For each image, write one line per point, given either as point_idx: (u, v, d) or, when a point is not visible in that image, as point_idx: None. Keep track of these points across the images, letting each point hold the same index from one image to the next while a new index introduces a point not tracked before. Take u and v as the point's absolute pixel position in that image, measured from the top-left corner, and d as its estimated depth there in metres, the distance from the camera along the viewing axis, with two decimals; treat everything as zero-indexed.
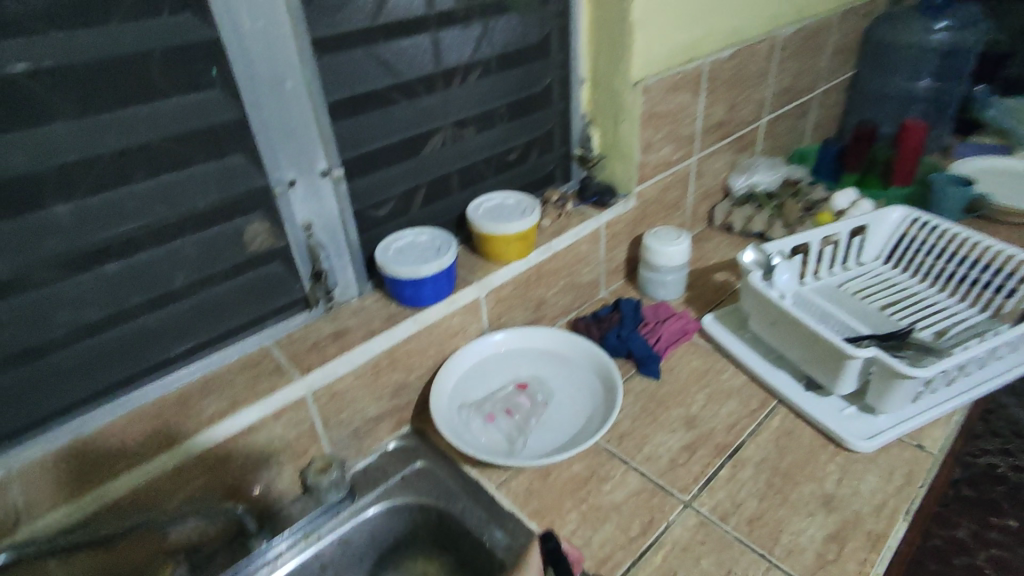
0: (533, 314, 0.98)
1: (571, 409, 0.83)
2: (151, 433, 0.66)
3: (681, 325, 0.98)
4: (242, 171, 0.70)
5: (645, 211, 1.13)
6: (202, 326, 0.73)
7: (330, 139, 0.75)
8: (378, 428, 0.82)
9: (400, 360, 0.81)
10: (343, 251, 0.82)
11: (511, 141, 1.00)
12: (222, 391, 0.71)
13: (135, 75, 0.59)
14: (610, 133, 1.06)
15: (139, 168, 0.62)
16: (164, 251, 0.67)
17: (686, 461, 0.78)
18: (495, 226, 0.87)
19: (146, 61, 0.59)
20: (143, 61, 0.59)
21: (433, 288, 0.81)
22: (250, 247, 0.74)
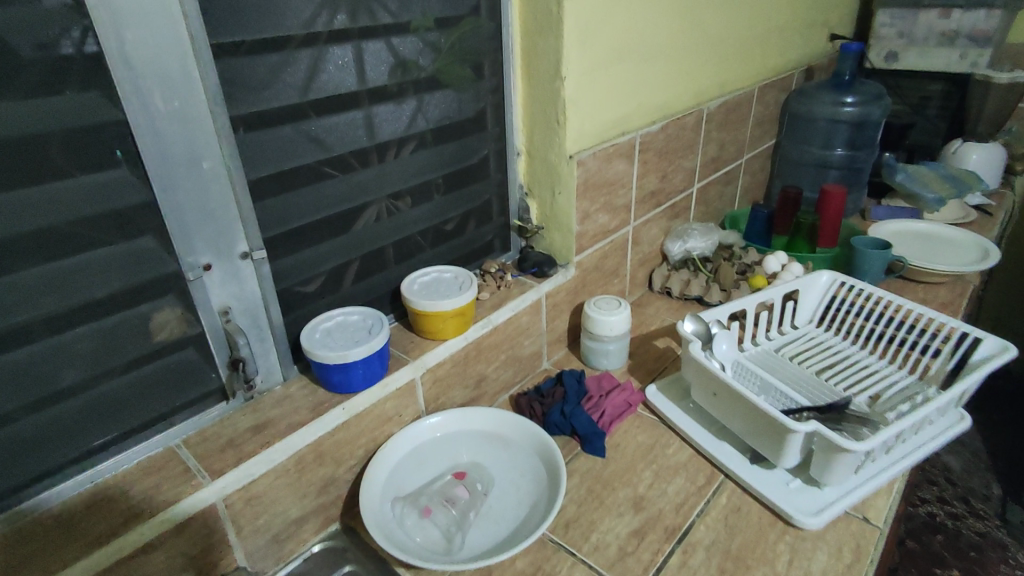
0: (474, 391, 0.94)
1: (514, 497, 0.78)
2: (22, 561, 0.57)
3: (625, 397, 0.96)
4: (150, 255, 0.64)
5: (585, 279, 1.12)
6: (96, 427, 0.65)
7: (251, 219, 0.71)
8: (302, 530, 0.75)
9: (328, 453, 0.75)
10: (264, 335, 0.77)
11: (448, 212, 0.99)
12: (118, 503, 0.63)
13: (24, 158, 0.54)
14: (548, 204, 1.06)
15: (24, 256, 0.56)
16: (52, 346, 0.60)
17: (636, 548, 0.74)
18: (431, 303, 0.84)
19: (38, 143, 0.54)
20: (34, 143, 0.54)
21: (363, 372, 0.76)
22: (157, 336, 0.68)
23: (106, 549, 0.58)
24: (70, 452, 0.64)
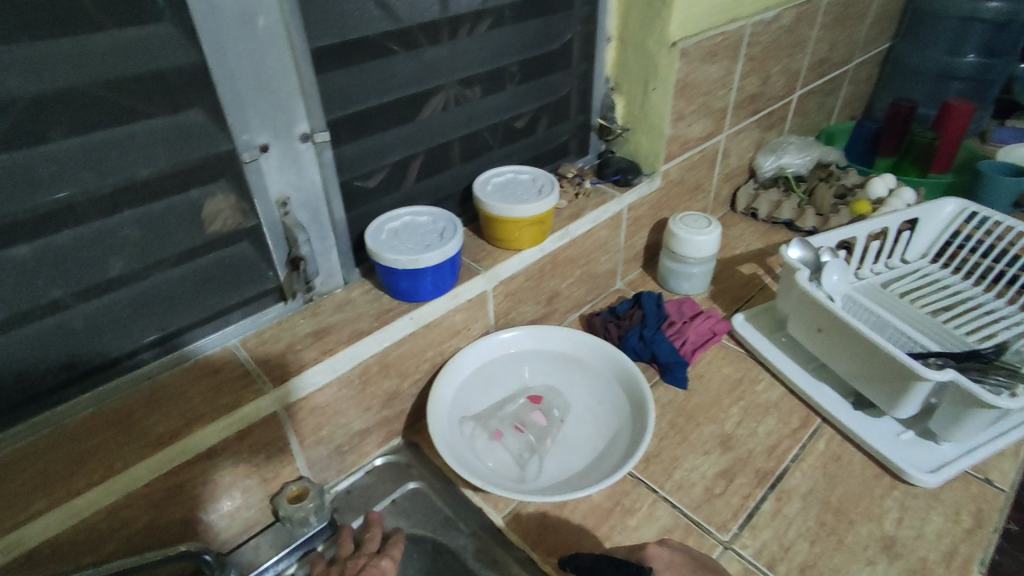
0: (544, 308, 0.86)
1: (591, 426, 0.72)
2: (81, 459, 0.53)
3: (710, 326, 0.87)
4: (201, 131, 0.55)
5: (669, 192, 1.00)
6: (148, 322, 0.59)
7: (313, 95, 0.60)
8: (364, 443, 0.70)
9: (393, 366, 0.68)
10: (325, 232, 0.68)
11: (522, 106, 0.85)
12: (174, 405, 0.58)
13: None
14: (638, 102, 0.92)
15: (57, 122, 0.47)
16: (94, 230, 0.52)
17: (723, 491, 0.67)
18: (508, 207, 0.74)
19: None
20: None
21: (434, 280, 0.68)
22: (211, 227, 0.60)
23: (167, 452, 0.54)
24: (123, 346, 0.58)
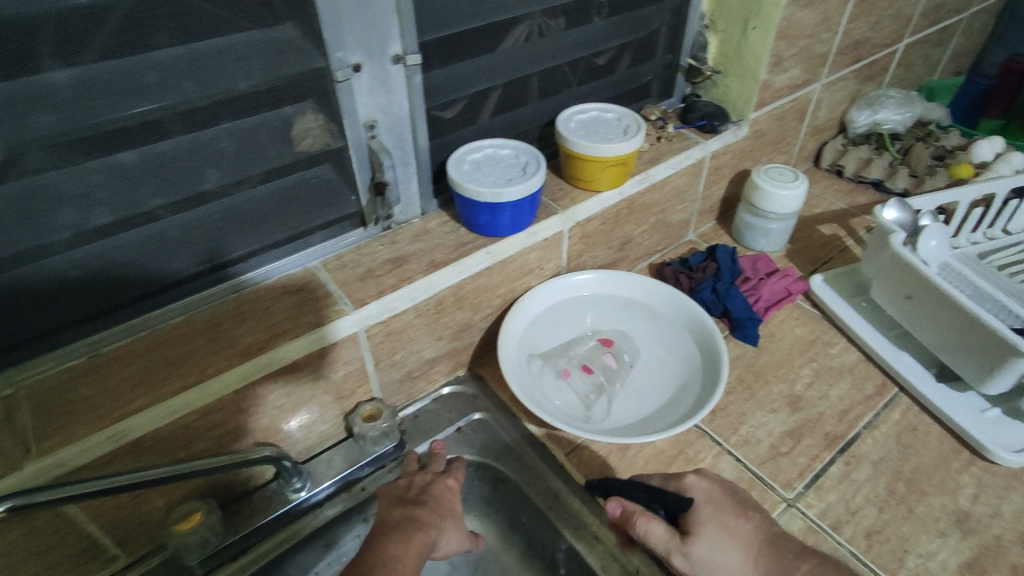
0: (615, 254, 0.84)
1: (659, 373, 0.71)
2: (177, 364, 0.56)
3: (785, 285, 0.84)
4: (298, 47, 0.54)
5: (754, 142, 0.95)
6: (237, 237, 0.60)
7: (408, 13, 0.58)
8: (432, 371, 0.72)
9: (467, 299, 0.69)
10: (408, 160, 0.68)
11: (609, 41, 0.81)
12: (261, 319, 0.60)
13: None
14: (734, 43, 0.86)
15: (165, 28, 0.46)
16: (194, 141, 0.53)
17: (790, 450, 0.67)
18: (592, 145, 0.71)
19: None
20: None
21: (512, 216, 0.67)
22: (300, 146, 0.60)
23: (257, 361, 0.56)
24: (211, 259, 0.60)
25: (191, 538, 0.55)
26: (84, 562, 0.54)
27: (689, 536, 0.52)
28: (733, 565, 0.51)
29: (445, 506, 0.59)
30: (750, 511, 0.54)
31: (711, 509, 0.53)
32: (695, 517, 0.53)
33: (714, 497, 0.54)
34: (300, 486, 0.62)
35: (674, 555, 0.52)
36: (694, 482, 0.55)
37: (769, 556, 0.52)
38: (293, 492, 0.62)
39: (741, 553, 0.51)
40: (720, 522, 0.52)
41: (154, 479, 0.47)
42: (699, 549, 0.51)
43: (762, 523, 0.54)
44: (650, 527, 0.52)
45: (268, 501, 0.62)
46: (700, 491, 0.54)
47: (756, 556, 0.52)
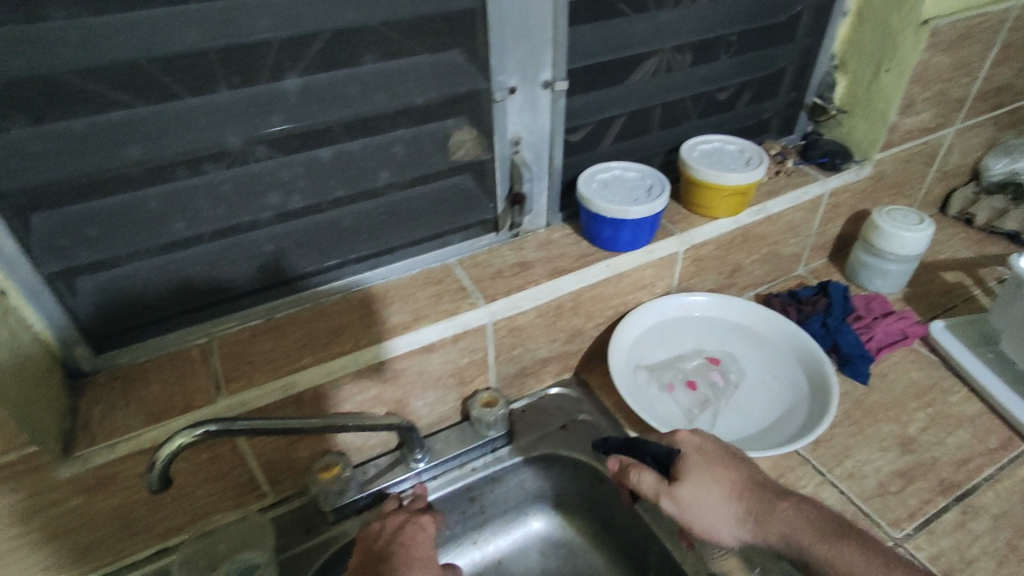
0: (724, 280, 0.87)
1: (764, 397, 0.73)
2: (336, 333, 0.64)
3: (901, 327, 0.82)
4: (465, 70, 0.63)
5: (877, 183, 0.94)
6: (391, 230, 0.69)
7: (562, 45, 0.65)
8: (543, 371, 0.77)
9: (584, 306, 0.74)
10: (543, 175, 0.75)
11: (736, 77, 0.85)
12: (405, 303, 0.68)
13: None
14: (863, 84, 0.87)
15: (369, 49, 0.56)
16: (374, 144, 0.62)
17: (899, 490, 0.66)
18: (714, 173, 0.75)
19: None
20: None
21: (633, 233, 0.72)
22: (454, 155, 0.68)
23: (402, 339, 0.64)
24: (369, 248, 0.69)
25: (331, 485, 0.64)
26: (241, 495, 0.63)
27: (677, 480, 0.57)
28: (717, 506, 0.57)
29: (414, 555, 0.57)
30: (737, 461, 0.59)
31: (699, 458, 0.58)
32: (683, 465, 0.58)
33: (703, 448, 0.59)
34: (420, 457, 0.69)
35: (662, 499, 0.57)
36: (686, 435, 0.60)
37: (752, 497, 0.56)
38: (413, 463, 0.69)
39: (726, 494, 0.57)
40: (706, 469, 0.57)
41: (315, 426, 0.55)
42: (685, 492, 0.57)
43: (749, 471, 0.58)
44: (642, 477, 0.58)
45: (391, 467, 0.69)
46: (690, 443, 0.59)
47: (740, 498, 0.57)
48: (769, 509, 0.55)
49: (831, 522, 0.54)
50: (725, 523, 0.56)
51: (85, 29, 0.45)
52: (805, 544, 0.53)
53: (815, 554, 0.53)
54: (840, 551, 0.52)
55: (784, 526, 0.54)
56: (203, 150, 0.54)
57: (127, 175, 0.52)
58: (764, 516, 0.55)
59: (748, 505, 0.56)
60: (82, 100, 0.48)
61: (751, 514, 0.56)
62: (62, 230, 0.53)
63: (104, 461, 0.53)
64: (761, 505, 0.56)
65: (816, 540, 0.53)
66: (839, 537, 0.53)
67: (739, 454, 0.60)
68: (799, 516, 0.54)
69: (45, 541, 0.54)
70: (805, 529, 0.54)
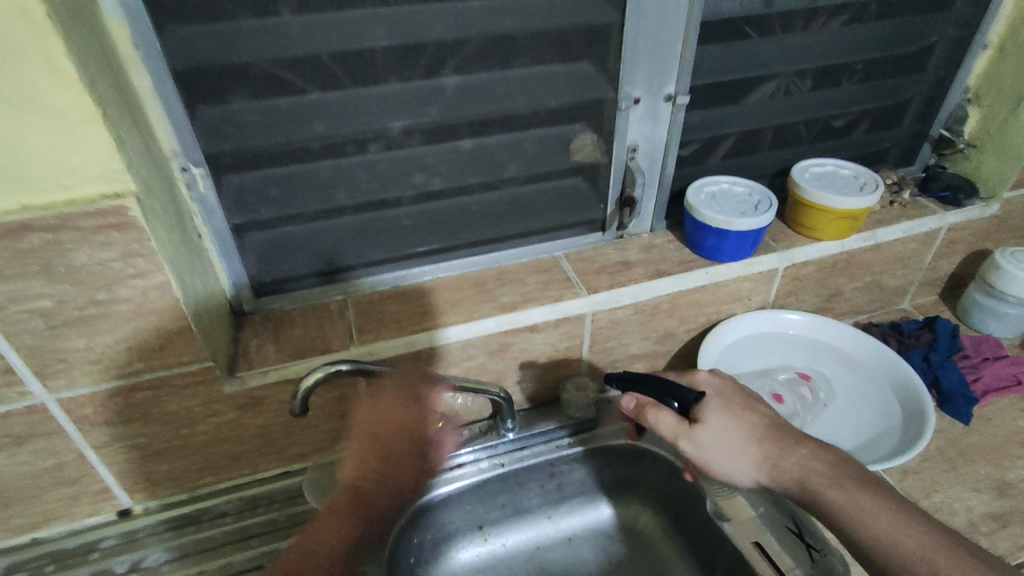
0: (823, 303, 0.87)
1: (853, 419, 0.74)
2: (452, 305, 0.72)
3: (1012, 372, 0.80)
4: (596, 80, 0.69)
5: (1003, 223, 0.91)
6: (510, 219, 0.76)
7: (689, 62, 0.70)
8: (632, 367, 0.81)
9: (679, 309, 0.78)
10: (654, 182, 0.79)
11: (859, 104, 0.85)
12: (515, 286, 0.75)
13: None
14: (999, 119, 0.85)
15: (518, 55, 0.64)
16: (508, 140, 0.70)
17: (991, 531, 0.64)
18: (824, 196, 0.76)
19: None
20: None
21: (735, 245, 0.75)
22: (575, 156, 0.74)
23: (509, 316, 0.70)
24: (487, 233, 0.76)
25: (433, 438, 0.71)
26: None
27: (696, 422, 0.59)
28: (734, 446, 0.59)
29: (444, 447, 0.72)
30: (756, 406, 0.61)
31: (720, 401, 0.61)
32: (703, 407, 0.60)
33: (721, 391, 0.62)
34: (511, 427, 0.75)
35: (680, 440, 0.60)
36: (704, 379, 0.64)
37: (771, 439, 0.59)
38: (504, 432, 0.75)
39: (745, 434, 0.59)
40: (726, 410, 0.60)
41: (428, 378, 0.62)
42: (705, 433, 0.59)
43: (771, 418, 0.61)
44: (661, 417, 0.60)
45: (485, 432, 0.76)
46: (711, 388, 0.63)
47: (758, 440, 0.59)
48: (787, 454, 0.57)
49: (850, 470, 0.56)
50: (742, 463, 0.58)
51: (301, 26, 0.55)
52: (819, 488, 0.55)
53: (832, 497, 0.54)
54: (854, 497, 0.54)
55: (801, 471, 0.56)
56: (370, 132, 0.63)
57: (308, 148, 0.62)
58: (781, 460, 0.57)
59: (767, 448, 0.58)
60: (285, 83, 0.58)
61: (769, 456, 0.58)
62: (252, 189, 0.64)
63: (258, 383, 0.63)
64: (779, 449, 0.58)
65: (830, 487, 0.55)
66: (851, 484, 0.55)
67: (757, 400, 0.63)
68: (815, 459, 0.57)
69: (205, 443, 0.65)
70: (823, 476, 0.56)
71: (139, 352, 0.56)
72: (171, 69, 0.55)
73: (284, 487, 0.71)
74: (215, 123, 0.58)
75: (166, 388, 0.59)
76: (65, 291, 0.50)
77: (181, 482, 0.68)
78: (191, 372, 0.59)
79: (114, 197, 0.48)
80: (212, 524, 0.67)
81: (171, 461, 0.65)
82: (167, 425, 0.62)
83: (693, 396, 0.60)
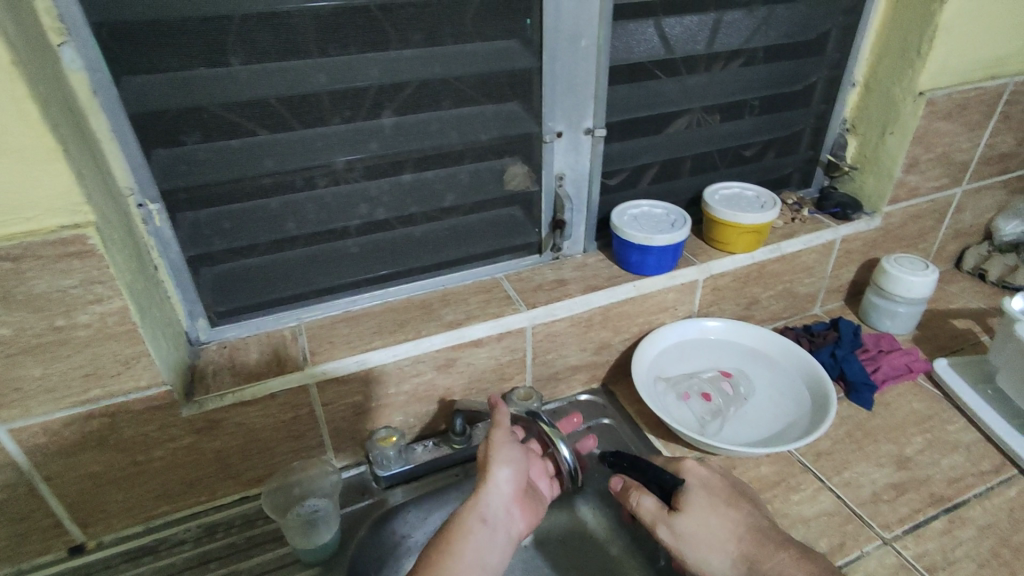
0: (742, 311, 0.96)
1: (772, 410, 0.81)
2: (399, 325, 0.76)
3: (906, 362, 0.90)
4: (521, 117, 0.77)
5: (889, 234, 1.03)
6: (452, 244, 0.82)
7: (602, 100, 0.80)
8: (573, 377, 0.87)
9: (611, 321, 0.85)
10: (583, 207, 0.88)
11: (758, 135, 0.97)
12: (459, 305, 0.80)
13: (459, 17, 0.67)
14: (872, 145, 0.98)
15: (449, 97, 0.71)
16: (445, 172, 0.77)
17: (892, 499, 0.72)
18: (731, 213, 0.86)
19: (462, 6, 0.66)
20: (459, 6, 0.66)
21: (657, 259, 0.84)
22: (508, 186, 0.82)
23: (453, 332, 0.76)
24: (430, 258, 0.82)
25: (388, 451, 0.74)
26: (312, 456, 0.75)
27: (674, 511, 0.65)
28: (712, 541, 0.63)
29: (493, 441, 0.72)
30: (742, 502, 0.66)
31: (704, 495, 0.66)
32: (685, 497, 0.65)
33: (707, 483, 0.67)
34: (462, 439, 0.78)
35: (658, 525, 0.65)
36: (694, 469, 0.68)
37: (751, 539, 0.62)
38: (455, 444, 0.78)
39: (723, 528, 0.63)
40: (707, 506, 0.65)
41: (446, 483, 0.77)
42: (682, 522, 0.64)
43: (753, 513, 0.65)
44: (643, 501, 0.67)
45: (438, 446, 0.79)
46: (697, 478, 0.68)
47: (737, 539, 0.63)
48: (767, 556, 0.60)
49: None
50: (718, 558, 0.62)
51: (250, 74, 0.61)
52: None
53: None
54: None
55: (778, 574, 0.59)
56: (316, 167, 0.69)
57: (260, 183, 0.68)
58: (759, 560, 0.61)
59: (745, 543, 0.62)
60: (236, 126, 0.64)
61: (747, 556, 0.61)
62: (205, 223, 0.68)
63: (215, 406, 0.66)
64: (758, 546, 0.62)
65: None
66: None
67: (745, 497, 0.67)
68: (794, 569, 0.59)
69: (161, 470, 0.67)
70: None
71: (95, 378, 0.59)
72: (129, 114, 0.59)
73: (242, 512, 0.73)
74: (169, 161, 0.63)
75: (121, 414, 0.61)
76: (25, 320, 0.53)
77: (136, 512, 0.69)
78: (148, 398, 0.62)
79: (73, 227, 0.51)
80: (169, 552, 0.68)
81: (127, 490, 0.67)
82: (123, 453, 0.64)
83: (675, 484, 0.67)
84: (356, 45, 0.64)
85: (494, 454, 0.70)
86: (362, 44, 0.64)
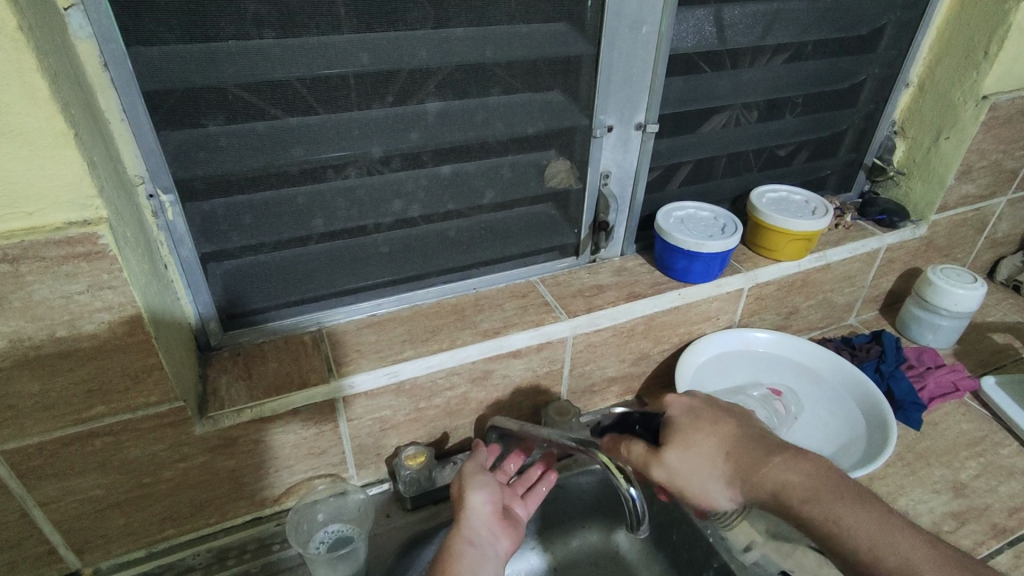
0: (782, 321, 0.92)
1: (821, 431, 0.78)
2: (432, 333, 0.70)
3: (953, 379, 0.86)
4: (566, 108, 0.70)
5: (931, 244, 0.99)
6: (488, 244, 0.76)
7: (657, 93, 0.73)
8: (609, 389, 0.82)
9: (654, 330, 0.79)
10: (625, 208, 0.82)
11: (805, 135, 0.91)
12: (495, 311, 0.74)
13: None
14: (922, 149, 0.94)
15: (498, 84, 0.65)
16: (487, 166, 0.70)
17: (952, 530, 0.68)
18: (782, 220, 0.81)
19: None
20: None
21: (704, 267, 0.78)
22: (549, 183, 0.75)
23: (491, 342, 0.69)
24: (461, 259, 0.75)
25: (420, 471, 0.69)
26: (333, 475, 0.69)
27: (663, 445, 0.58)
28: (705, 465, 0.56)
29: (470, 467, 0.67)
30: (727, 420, 0.59)
31: (688, 420, 0.59)
32: (670, 430, 0.59)
33: (690, 408, 0.61)
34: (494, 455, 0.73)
35: (652, 466, 0.58)
36: (672, 399, 0.62)
37: (740, 452, 0.56)
38: None
39: (713, 450, 0.57)
40: (691, 429, 0.58)
41: None
42: (672, 455, 0.57)
43: (741, 428, 0.58)
44: (632, 447, 0.60)
45: None
46: (679, 407, 0.61)
47: (729, 455, 0.56)
48: (760, 466, 0.54)
49: (827, 482, 0.52)
50: (714, 484, 0.56)
51: (284, 49, 0.54)
52: (798, 504, 0.51)
53: (810, 513, 0.51)
54: (834, 510, 0.50)
55: (774, 484, 0.52)
56: (350, 157, 0.62)
57: (286, 173, 0.60)
58: (753, 473, 0.54)
59: (736, 460, 0.56)
60: (263, 110, 0.56)
61: (740, 472, 0.55)
62: (224, 216, 0.61)
63: (232, 424, 0.59)
64: (750, 458, 0.55)
65: (808, 501, 0.51)
66: (832, 496, 0.51)
67: (730, 413, 0.60)
68: (788, 472, 0.53)
69: (168, 493, 0.60)
70: (799, 488, 0.52)
71: (101, 395, 0.51)
72: (143, 91, 0.52)
73: (255, 535, 0.66)
74: (188, 147, 0.56)
75: (127, 433, 0.54)
76: (21, 330, 0.46)
77: (137, 537, 0.62)
78: (159, 416, 0.55)
79: (82, 225, 0.44)
80: None
81: (129, 515, 0.59)
82: (127, 475, 0.57)
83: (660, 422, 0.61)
84: (404, 20, 0.56)
85: (468, 480, 0.64)
86: (410, 19, 0.57)
